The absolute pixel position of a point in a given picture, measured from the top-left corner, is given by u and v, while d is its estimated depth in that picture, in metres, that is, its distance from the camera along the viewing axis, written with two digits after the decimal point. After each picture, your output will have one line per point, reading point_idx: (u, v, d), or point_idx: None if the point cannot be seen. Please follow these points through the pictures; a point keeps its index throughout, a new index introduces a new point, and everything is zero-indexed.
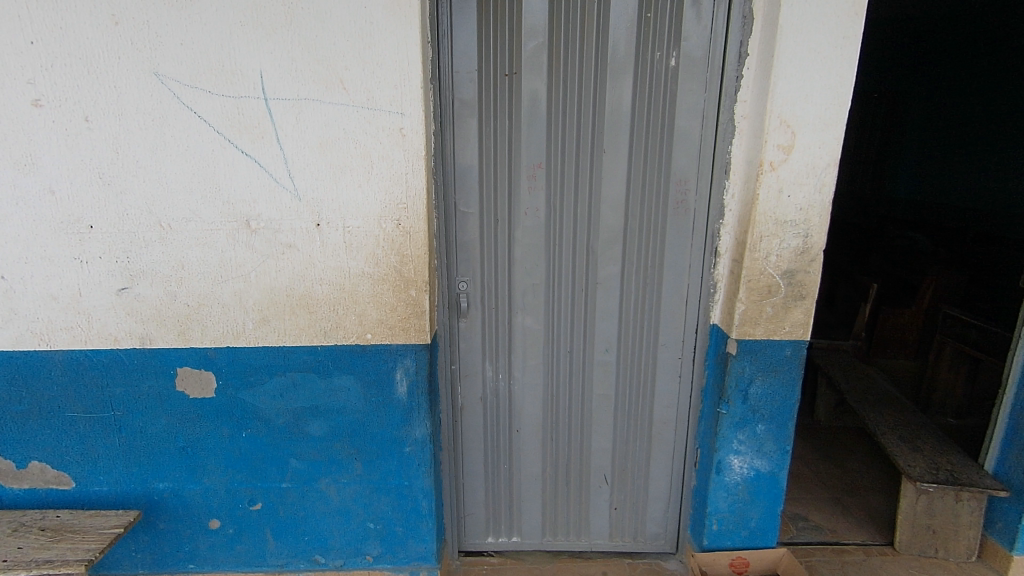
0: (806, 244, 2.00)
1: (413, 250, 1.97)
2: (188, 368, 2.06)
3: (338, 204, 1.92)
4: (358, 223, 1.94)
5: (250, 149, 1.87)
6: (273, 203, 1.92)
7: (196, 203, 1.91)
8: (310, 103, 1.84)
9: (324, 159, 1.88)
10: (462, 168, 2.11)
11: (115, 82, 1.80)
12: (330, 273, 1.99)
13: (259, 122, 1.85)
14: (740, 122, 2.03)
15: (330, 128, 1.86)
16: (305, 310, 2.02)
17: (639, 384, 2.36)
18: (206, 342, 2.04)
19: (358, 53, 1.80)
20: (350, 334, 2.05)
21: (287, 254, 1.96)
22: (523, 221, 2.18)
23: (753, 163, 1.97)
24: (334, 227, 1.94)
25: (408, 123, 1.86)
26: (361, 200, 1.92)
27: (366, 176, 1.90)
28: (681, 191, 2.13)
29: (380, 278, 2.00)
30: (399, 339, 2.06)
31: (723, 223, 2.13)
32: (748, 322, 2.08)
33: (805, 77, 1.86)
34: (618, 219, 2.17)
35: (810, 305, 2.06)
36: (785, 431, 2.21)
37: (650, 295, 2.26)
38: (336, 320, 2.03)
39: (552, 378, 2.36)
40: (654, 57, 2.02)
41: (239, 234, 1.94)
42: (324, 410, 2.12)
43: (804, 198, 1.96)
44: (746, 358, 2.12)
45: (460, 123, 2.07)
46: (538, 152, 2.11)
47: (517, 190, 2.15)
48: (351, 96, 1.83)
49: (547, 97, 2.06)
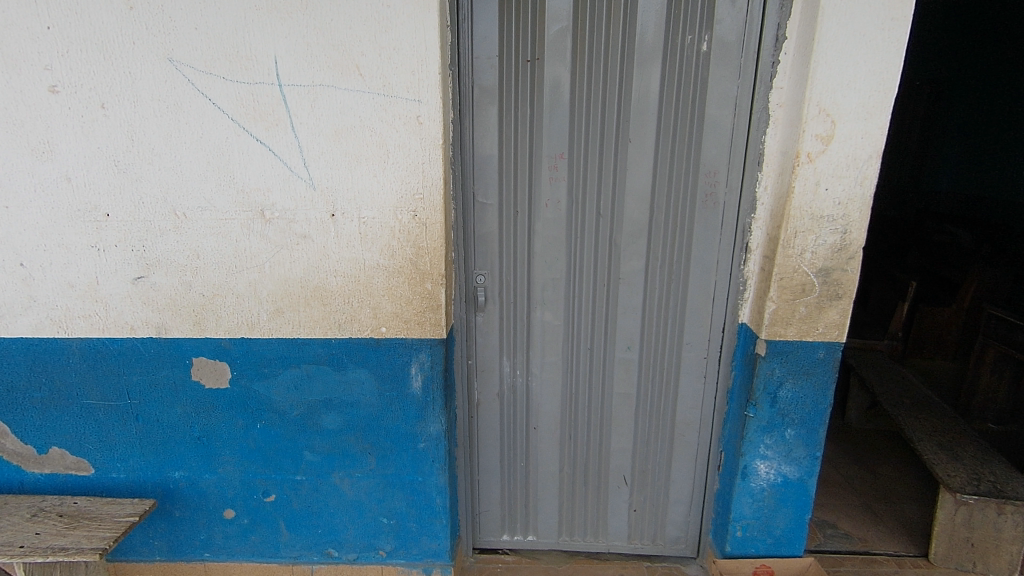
0: (844, 240, 1.89)
1: (429, 242, 1.92)
2: (203, 359, 2.05)
3: (353, 194, 1.87)
4: (373, 214, 1.89)
5: (265, 137, 1.83)
6: (287, 192, 1.87)
7: (211, 192, 1.88)
8: (325, 88, 1.78)
9: (339, 148, 1.83)
10: (481, 157, 2.05)
11: (129, 68, 1.78)
12: (345, 265, 1.94)
13: (274, 109, 1.80)
14: (775, 110, 1.91)
15: (345, 116, 1.80)
16: (319, 302, 1.98)
17: (661, 383, 2.28)
18: (220, 332, 2.02)
19: (374, 38, 1.74)
20: (364, 327, 2.01)
21: (301, 245, 1.92)
22: (544, 214, 2.11)
23: (789, 154, 1.86)
24: (350, 218, 1.89)
25: (425, 111, 1.80)
26: (376, 190, 1.87)
27: (382, 166, 1.85)
28: (710, 183, 2.02)
29: (396, 270, 1.95)
30: (414, 333, 2.02)
31: (755, 217, 2.02)
32: (779, 322, 1.97)
33: (847, 63, 1.74)
34: (643, 212, 2.08)
35: (846, 305, 1.94)
36: (816, 436, 2.10)
37: (676, 291, 2.16)
38: (351, 312, 1.99)
39: (572, 375, 2.30)
40: (685, 41, 1.91)
41: (253, 224, 1.91)
42: (338, 403, 2.09)
43: (844, 192, 1.84)
44: (776, 360, 2.01)
45: (478, 110, 2.00)
46: (560, 141, 2.02)
47: (537, 181, 2.07)
48: (367, 83, 1.77)
49: (571, 84, 1.97)
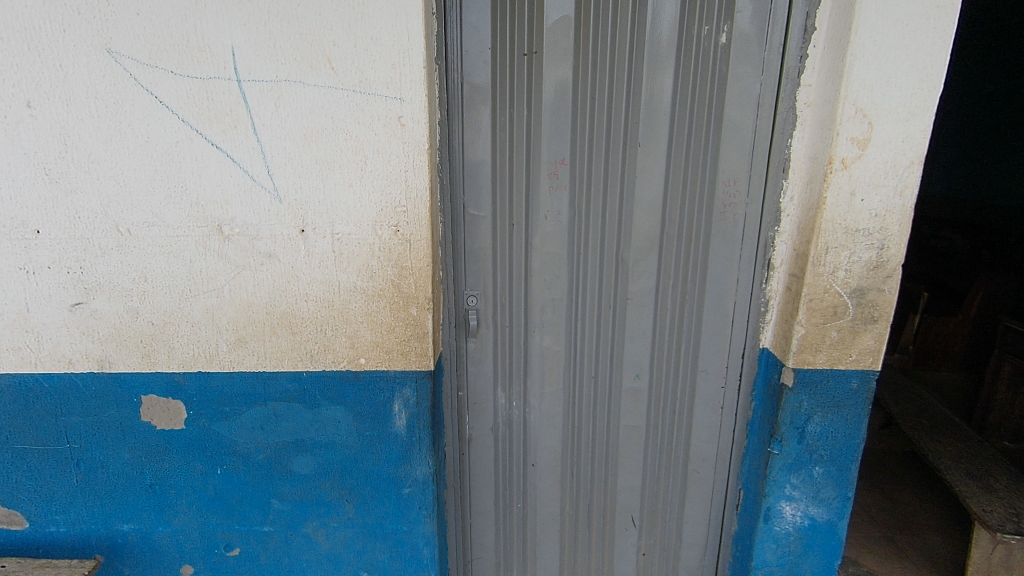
0: (881, 257, 1.68)
1: (413, 261, 1.68)
2: (154, 397, 1.78)
3: (325, 207, 1.63)
4: (348, 229, 1.64)
5: (221, 141, 1.57)
6: (249, 205, 1.62)
7: (159, 205, 1.61)
8: (292, 85, 1.53)
9: (309, 154, 1.59)
10: (472, 164, 1.81)
11: (61, 61, 1.52)
12: (317, 287, 1.69)
13: (232, 109, 1.54)
14: (802, 110, 1.71)
15: (316, 116, 1.56)
16: (287, 330, 1.73)
17: (674, 414, 2.05)
18: (173, 366, 1.75)
19: (349, 26, 1.50)
20: (340, 358, 1.76)
21: (266, 265, 1.67)
22: (542, 227, 1.88)
23: (820, 160, 1.65)
24: (321, 234, 1.65)
25: (408, 111, 1.56)
26: (352, 202, 1.63)
27: (359, 174, 1.60)
28: (729, 193, 1.81)
29: (375, 293, 1.70)
30: (397, 365, 1.77)
31: (779, 230, 1.81)
32: (808, 348, 1.76)
33: (887, 57, 1.54)
34: (654, 225, 1.86)
35: (882, 329, 1.73)
36: (847, 475, 1.88)
37: (690, 313, 1.94)
38: (324, 342, 1.74)
39: (574, 406, 2.07)
40: (701, 34, 1.71)
41: (210, 241, 1.65)
42: (310, 445, 1.84)
43: (881, 203, 1.64)
44: (804, 391, 1.80)
45: (469, 110, 1.77)
46: (561, 146, 1.80)
47: (535, 191, 1.84)
48: (340, 79, 1.54)
49: (572, 82, 1.75)
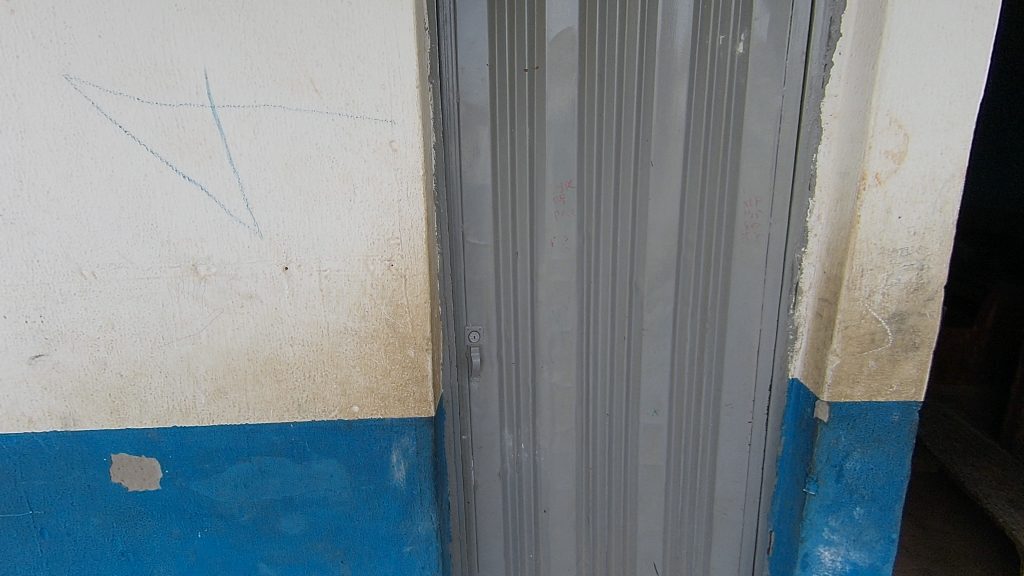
0: (921, 279, 1.54)
1: (410, 299, 1.52)
2: (125, 456, 1.61)
3: (310, 242, 1.47)
4: (337, 266, 1.49)
5: (194, 173, 1.41)
6: (226, 242, 1.46)
7: (126, 245, 1.45)
8: (270, 109, 1.39)
9: (292, 184, 1.43)
10: (471, 189, 1.67)
11: (13, 88, 1.35)
12: (304, 330, 1.53)
13: (206, 137, 1.39)
14: (828, 122, 1.58)
15: (298, 143, 1.41)
16: (271, 378, 1.57)
17: (696, 452, 1.89)
18: (146, 421, 1.58)
19: (333, 43, 1.36)
20: (331, 407, 1.59)
21: (246, 307, 1.51)
22: (549, 255, 1.73)
23: (851, 175, 1.51)
24: (307, 272, 1.49)
25: (400, 134, 1.42)
26: (341, 235, 1.47)
27: (348, 205, 1.45)
28: (750, 213, 1.68)
29: (368, 335, 1.54)
30: (394, 412, 1.61)
31: (806, 252, 1.67)
32: (844, 380, 1.60)
33: (922, 63, 1.41)
34: (670, 249, 1.72)
35: (924, 357, 1.59)
36: (891, 515, 1.72)
37: (711, 343, 1.79)
38: (313, 390, 1.58)
39: (588, 446, 1.90)
40: (715, 44, 1.58)
41: (183, 282, 1.49)
42: (300, 503, 1.66)
43: (920, 220, 1.50)
44: (841, 426, 1.64)
45: (467, 131, 1.63)
46: (568, 167, 1.66)
47: (540, 216, 1.70)
48: (324, 101, 1.39)
49: (578, 99, 1.62)
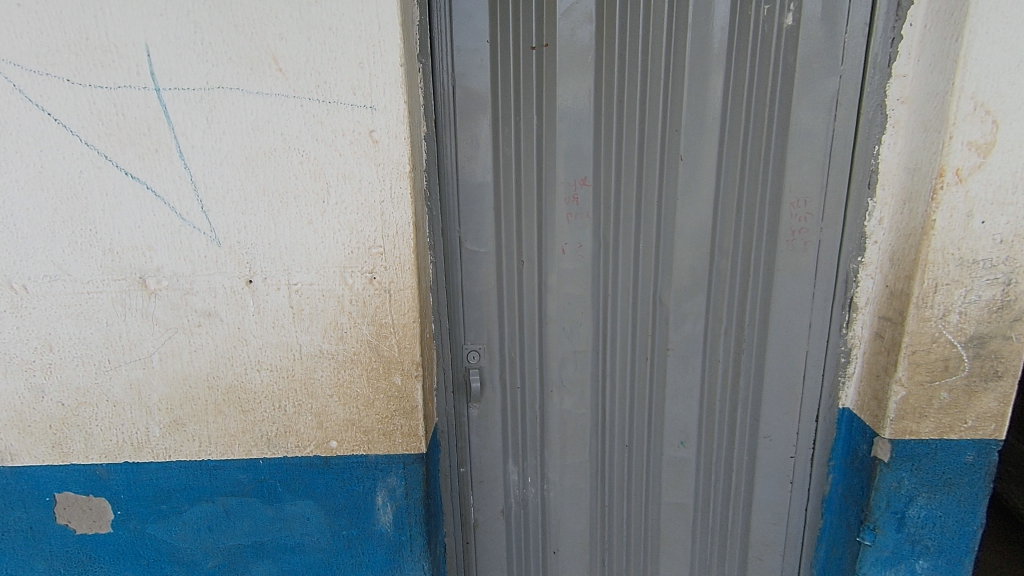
0: (1007, 296, 1.28)
1: (396, 317, 1.29)
2: (71, 494, 1.40)
3: (277, 251, 1.25)
4: (310, 279, 1.26)
5: (139, 169, 1.19)
6: (178, 251, 1.24)
7: (62, 254, 1.23)
8: (226, 93, 1.16)
9: (254, 183, 1.21)
10: (469, 188, 1.44)
11: None
12: (272, 354, 1.31)
13: (150, 126, 1.17)
14: (894, 107, 1.33)
15: (261, 134, 1.18)
16: (236, 408, 1.34)
17: (728, 488, 1.65)
18: (93, 456, 1.37)
19: (300, 13, 1.13)
20: (306, 442, 1.37)
21: (205, 327, 1.29)
22: (560, 264, 1.50)
23: (923, 171, 1.26)
24: (275, 286, 1.27)
25: (381, 123, 1.18)
26: (314, 243, 1.25)
27: (321, 207, 1.23)
28: (797, 215, 1.44)
29: (347, 359, 1.32)
30: (379, 448, 1.38)
31: (863, 261, 1.44)
32: (910, 414, 1.35)
33: (1018, 34, 1.15)
34: (700, 257, 1.49)
35: (1007, 389, 1.33)
36: (959, 569, 1.47)
37: (746, 365, 1.56)
38: (285, 422, 1.36)
39: (604, 480, 1.67)
40: (758, 16, 1.34)
41: (131, 298, 1.27)
42: (272, 549, 1.44)
43: (1008, 226, 1.24)
44: (904, 468, 1.39)
45: (463, 120, 1.39)
46: (582, 162, 1.43)
47: (550, 220, 1.47)
48: (291, 83, 1.16)
49: (596, 82, 1.38)
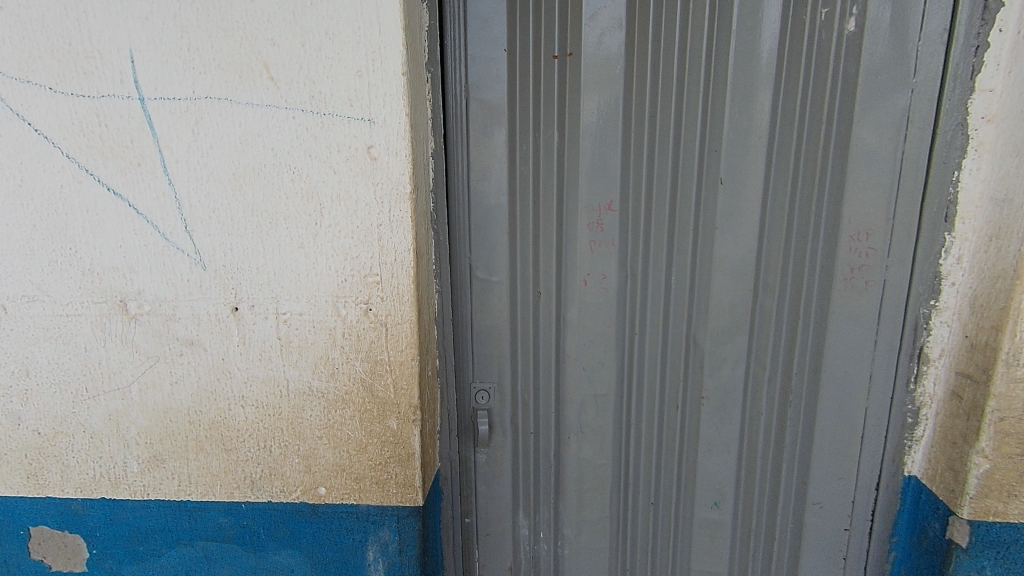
0: None
1: (392, 354, 1.16)
2: (45, 530, 1.30)
3: (265, 276, 1.13)
4: (299, 308, 1.14)
5: (121, 185, 1.10)
6: (160, 273, 1.14)
7: (40, 274, 1.15)
8: (214, 104, 1.06)
9: (241, 202, 1.10)
10: (481, 211, 1.30)
11: None
12: (257, 388, 1.19)
13: (134, 139, 1.08)
14: (978, 127, 1.14)
15: (250, 149, 1.08)
16: (218, 446, 1.23)
17: (769, 557, 1.45)
18: (68, 490, 1.27)
19: (295, 17, 1.03)
20: (292, 487, 1.24)
21: (187, 356, 1.18)
22: (581, 297, 1.35)
23: (1015, 203, 1.06)
24: (262, 315, 1.15)
25: (380, 138, 1.06)
26: (304, 269, 1.13)
27: (313, 230, 1.11)
28: (857, 250, 1.25)
29: (338, 398, 1.19)
30: (371, 498, 1.24)
31: (937, 305, 1.24)
32: (994, 489, 1.14)
33: None
34: (741, 294, 1.31)
35: None
36: None
37: (793, 418, 1.36)
38: (270, 464, 1.23)
39: (626, 541, 1.48)
40: (814, 22, 1.17)
41: (111, 322, 1.17)
42: None
43: None
44: (986, 556, 1.16)
45: (477, 137, 1.27)
46: (607, 185, 1.28)
47: (571, 248, 1.32)
48: (283, 94, 1.06)
49: (625, 96, 1.24)
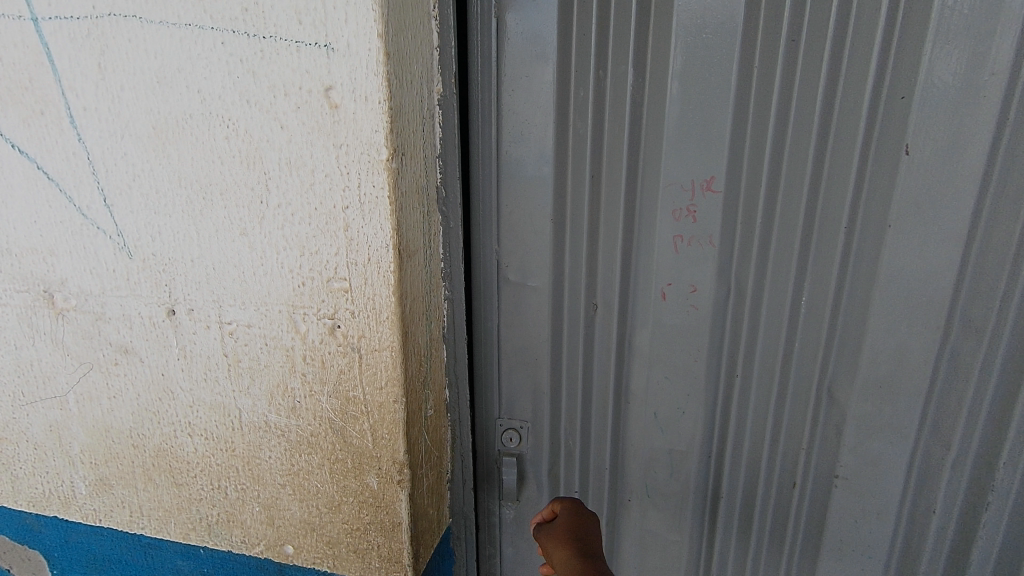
0: None
1: (368, 391, 0.81)
2: (6, 541, 1.13)
3: (203, 271, 0.82)
4: (247, 317, 0.83)
5: (27, 141, 0.83)
6: (82, 259, 0.87)
7: None
8: (122, 26, 0.74)
9: (167, 168, 0.79)
10: (515, 186, 0.90)
11: None
12: (205, 415, 0.91)
13: (33, 76, 0.79)
14: None
15: (171, 92, 0.75)
16: (167, 477, 0.97)
17: None
18: (22, 503, 1.09)
19: None
20: (253, 538, 0.96)
21: (122, 367, 0.92)
22: (658, 317, 0.92)
23: None
24: (203, 322, 0.85)
25: (343, 75, 0.69)
26: (250, 266, 0.80)
27: (258, 211, 0.77)
28: None
29: (302, 440, 0.87)
30: (348, 568, 0.93)
31: None
32: None
33: None
34: (921, 333, 0.82)
35: None
36: None
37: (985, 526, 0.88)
38: (226, 507, 0.96)
39: None
40: None
41: (38, 317, 0.93)
42: None
43: None
44: None
45: (510, 76, 0.86)
46: (708, 152, 0.82)
47: (644, 245, 0.89)
48: (208, 9, 0.71)
49: (747, 7, 0.76)
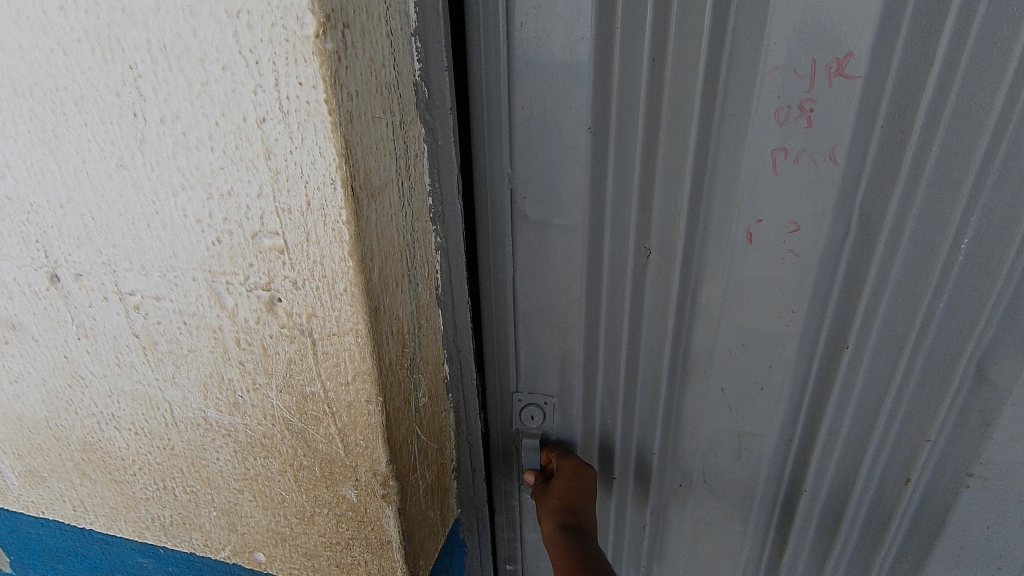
0: None
1: (330, 386, 0.58)
2: None
3: (80, 222, 0.56)
4: (154, 286, 0.58)
5: None
6: None
7: None
8: None
9: None
10: (533, 78, 0.61)
11: None
12: (130, 407, 0.69)
13: None
14: None
15: None
16: (103, 473, 0.78)
17: None
18: None
19: None
20: (217, 543, 0.78)
21: (16, 345, 0.69)
22: (738, 265, 0.65)
23: None
24: (98, 291, 0.60)
25: None
26: (140, 213, 0.54)
27: (133, 129, 0.50)
28: None
29: (254, 441, 0.65)
30: None
31: None
32: None
33: None
34: None
35: None
36: None
37: None
38: (179, 509, 0.77)
39: None
40: None
41: None
42: None
43: None
44: None
45: None
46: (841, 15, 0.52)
47: (726, 165, 0.61)
48: None
49: None
